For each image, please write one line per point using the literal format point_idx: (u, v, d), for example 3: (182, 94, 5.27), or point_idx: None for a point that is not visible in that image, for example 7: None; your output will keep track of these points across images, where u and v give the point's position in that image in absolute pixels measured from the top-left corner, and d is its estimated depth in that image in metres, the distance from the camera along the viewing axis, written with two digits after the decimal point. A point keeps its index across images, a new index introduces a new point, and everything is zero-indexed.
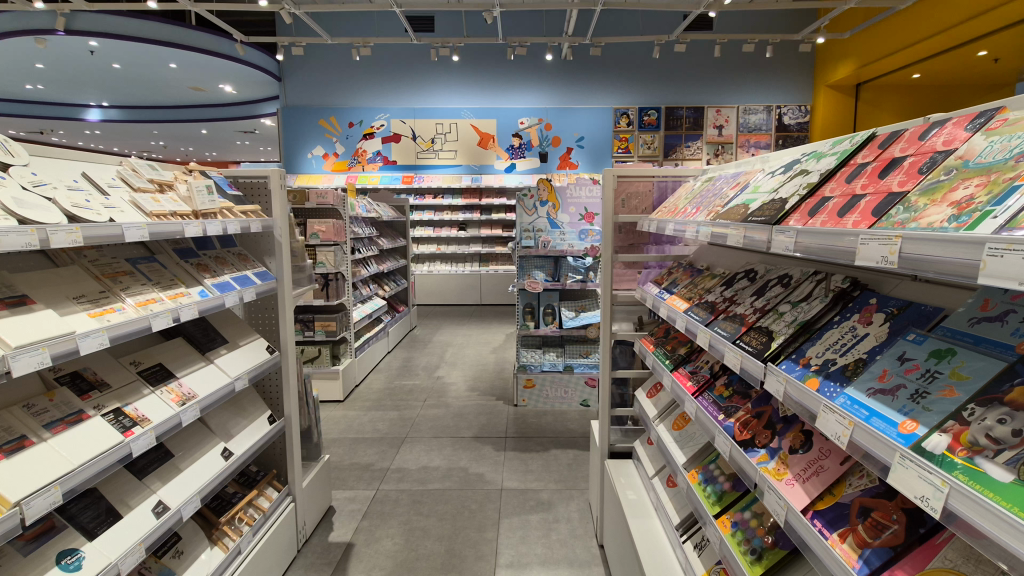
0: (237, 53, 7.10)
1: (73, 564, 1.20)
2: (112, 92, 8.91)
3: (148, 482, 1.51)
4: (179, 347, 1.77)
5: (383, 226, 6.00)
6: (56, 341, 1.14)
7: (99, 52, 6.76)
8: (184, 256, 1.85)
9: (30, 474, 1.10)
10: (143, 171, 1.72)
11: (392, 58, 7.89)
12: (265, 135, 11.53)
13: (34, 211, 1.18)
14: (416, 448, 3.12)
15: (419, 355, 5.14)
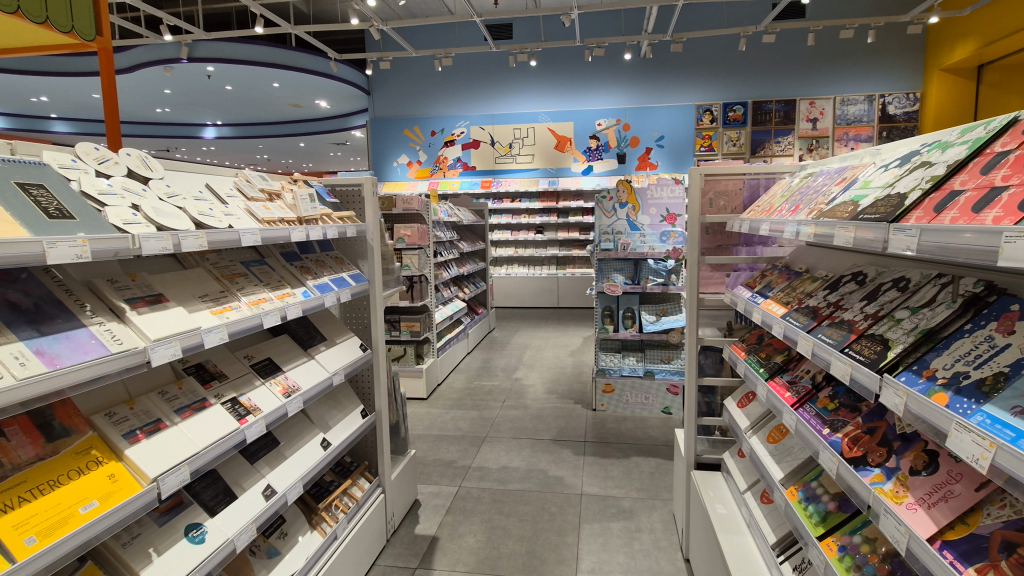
0: (331, 70, 7.59)
1: (198, 537, 1.33)
2: (225, 111, 9.85)
3: (258, 466, 1.65)
4: (285, 344, 1.91)
5: (463, 230, 6.17)
6: (186, 335, 1.27)
7: (215, 76, 7.50)
8: (289, 259, 2.00)
9: (165, 454, 1.23)
10: (255, 182, 1.87)
11: (472, 66, 8.11)
12: (355, 146, 12.24)
13: (169, 219, 1.32)
14: (496, 448, 3.16)
15: (498, 357, 5.22)
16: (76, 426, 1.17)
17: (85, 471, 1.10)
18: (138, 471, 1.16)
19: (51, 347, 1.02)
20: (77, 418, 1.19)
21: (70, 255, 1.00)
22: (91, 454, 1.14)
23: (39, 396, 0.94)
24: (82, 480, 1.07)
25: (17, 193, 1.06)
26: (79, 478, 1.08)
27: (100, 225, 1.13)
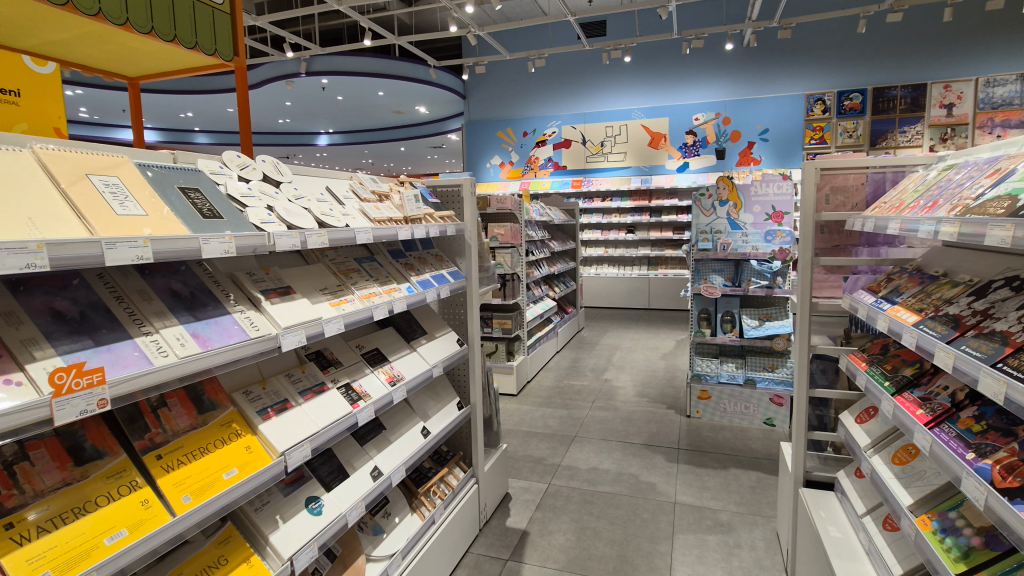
0: (430, 76, 7.92)
1: (317, 509, 1.46)
2: (335, 120, 10.65)
3: (367, 449, 1.77)
4: (391, 336, 2.03)
5: (554, 229, 6.19)
6: (310, 324, 1.39)
7: (328, 87, 8.13)
8: (395, 256, 2.13)
9: (291, 431, 1.36)
10: (367, 184, 2.01)
11: (565, 66, 8.09)
12: (451, 148, 12.71)
13: (298, 219, 1.46)
14: (586, 449, 3.14)
15: (587, 357, 5.19)
16: (221, 401, 1.32)
17: (227, 442, 1.24)
18: (270, 445, 1.29)
19: (204, 330, 1.16)
20: (221, 393, 1.34)
21: (219, 250, 1.14)
22: (232, 427, 1.28)
23: (192, 373, 1.07)
24: (225, 450, 1.21)
25: (178, 194, 1.21)
26: (222, 447, 1.22)
27: (242, 224, 1.26)
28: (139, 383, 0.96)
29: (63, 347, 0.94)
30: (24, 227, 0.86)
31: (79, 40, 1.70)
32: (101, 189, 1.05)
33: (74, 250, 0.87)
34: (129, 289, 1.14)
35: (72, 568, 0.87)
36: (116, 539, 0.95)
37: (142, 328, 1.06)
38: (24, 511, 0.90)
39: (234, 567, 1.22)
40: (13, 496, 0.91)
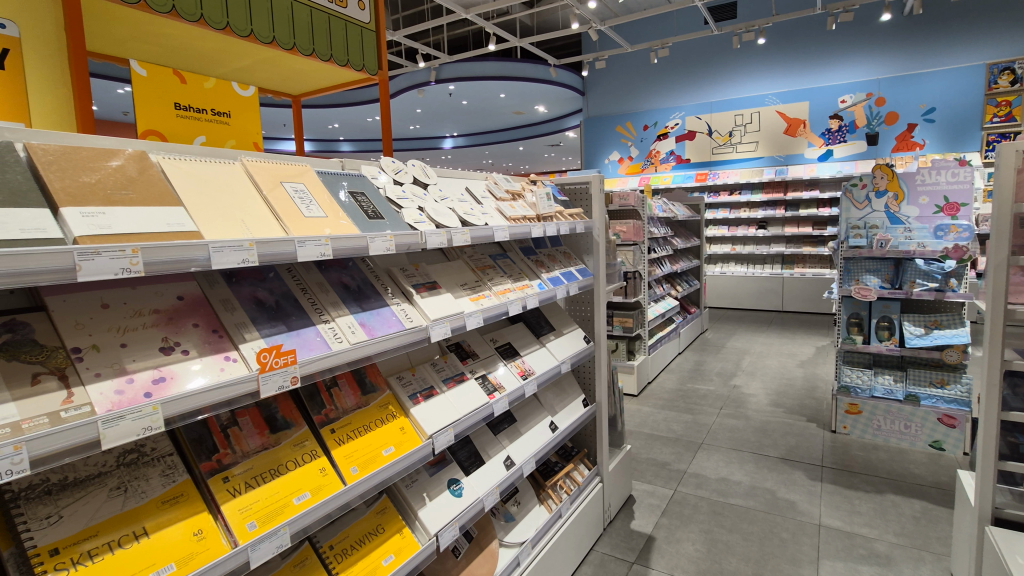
0: (550, 75, 8.00)
1: (458, 490, 1.55)
2: (458, 124, 11.18)
3: (500, 438, 1.85)
4: (522, 331, 2.09)
5: (677, 225, 5.93)
6: (454, 317, 1.48)
7: (455, 93, 8.56)
8: (527, 253, 2.18)
9: (437, 415, 1.47)
10: (502, 184, 2.07)
11: (690, 54, 7.70)
12: (568, 145, 12.72)
13: (445, 218, 1.55)
14: (714, 457, 2.98)
15: (712, 360, 4.90)
16: (379, 385, 1.45)
17: (385, 422, 1.36)
18: (420, 427, 1.41)
19: (369, 320, 1.28)
20: (379, 377, 1.47)
21: (382, 248, 1.24)
22: (388, 409, 1.40)
23: (356, 359, 1.18)
24: (384, 429, 1.34)
25: (348, 197, 1.34)
26: (382, 426, 1.34)
27: (400, 224, 1.37)
28: (320, 365, 1.09)
29: (265, 330, 1.09)
30: (239, 228, 1.01)
31: (260, 65, 2.31)
32: (292, 194, 1.19)
33: (275, 249, 1.01)
34: (311, 281, 1.29)
35: (272, 520, 1.02)
36: (302, 500, 1.09)
37: (322, 316, 1.20)
38: (236, 468, 1.07)
39: (389, 536, 1.34)
40: (227, 454, 1.08)
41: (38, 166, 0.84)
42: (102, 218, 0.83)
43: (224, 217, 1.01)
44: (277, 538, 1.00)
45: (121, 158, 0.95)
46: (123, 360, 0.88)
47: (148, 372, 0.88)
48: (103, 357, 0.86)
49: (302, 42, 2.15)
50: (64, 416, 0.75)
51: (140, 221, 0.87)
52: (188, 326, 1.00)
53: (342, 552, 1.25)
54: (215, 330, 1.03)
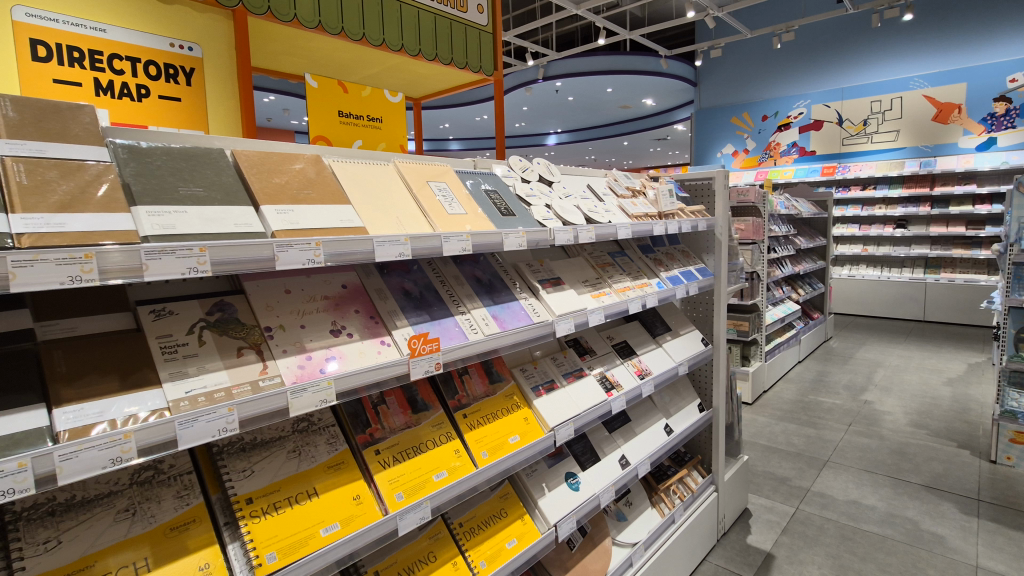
0: (660, 67, 7.77)
1: (575, 485, 1.58)
2: (563, 120, 11.20)
3: (615, 437, 1.84)
4: (639, 330, 2.06)
5: (799, 223, 5.47)
6: (577, 313, 1.49)
7: (561, 89, 8.60)
8: (645, 251, 2.14)
9: (559, 409, 1.50)
10: (622, 180, 2.05)
11: (819, 36, 7.06)
12: (676, 139, 12.22)
13: (571, 215, 1.57)
14: (842, 477, 2.73)
15: (838, 371, 4.48)
16: (505, 375, 1.51)
17: (510, 411, 1.41)
18: (542, 420, 1.45)
19: (500, 313, 1.34)
20: (505, 368, 1.53)
21: (514, 245, 1.29)
22: (513, 399, 1.45)
23: (483, 351, 1.22)
24: (510, 418, 1.40)
25: (484, 195, 1.40)
26: (507, 415, 1.40)
27: (529, 221, 1.42)
28: (459, 354, 1.16)
29: (412, 319, 1.18)
30: (395, 225, 1.10)
31: (391, 70, 2.65)
32: (437, 193, 1.27)
33: (424, 244, 1.09)
34: (448, 274, 1.37)
35: (415, 494, 1.11)
36: (441, 478, 1.17)
37: (459, 308, 1.28)
38: (385, 442, 1.17)
39: (511, 520, 1.40)
40: (378, 429, 1.18)
41: (242, 169, 0.98)
42: (291, 214, 0.95)
43: (382, 214, 1.11)
44: (420, 510, 1.08)
45: (302, 161, 1.08)
46: (303, 339, 1.00)
47: (322, 350, 1.00)
48: (288, 336, 0.99)
49: (426, 48, 2.46)
50: (262, 385, 0.88)
51: (320, 218, 0.98)
52: (351, 312, 1.11)
53: (470, 530, 1.33)
54: (372, 316, 1.13)
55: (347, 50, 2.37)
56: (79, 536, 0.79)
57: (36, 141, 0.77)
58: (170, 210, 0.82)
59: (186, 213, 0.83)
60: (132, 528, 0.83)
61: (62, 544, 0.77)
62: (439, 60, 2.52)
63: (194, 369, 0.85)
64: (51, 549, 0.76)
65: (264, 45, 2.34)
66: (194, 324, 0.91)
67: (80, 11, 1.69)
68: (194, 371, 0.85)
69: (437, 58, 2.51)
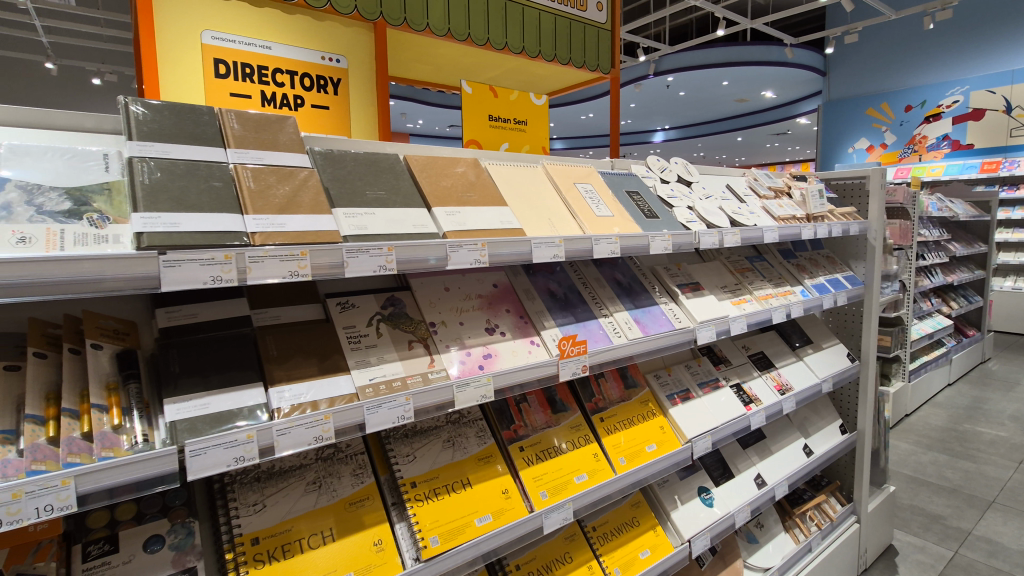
0: (784, 57, 7.21)
1: (709, 500, 1.50)
2: (672, 116, 10.78)
3: (749, 453, 1.73)
4: (776, 341, 1.92)
5: (954, 226, 4.79)
6: (719, 321, 1.42)
7: (672, 84, 8.29)
8: (785, 257, 1.99)
9: (696, 419, 1.44)
10: (763, 180, 1.92)
11: (983, 12, 6.15)
12: (797, 133, 11.27)
13: (715, 217, 1.49)
14: (1014, 523, 2.36)
15: (1002, 399, 3.87)
16: (639, 381, 1.48)
17: (645, 419, 1.38)
18: (679, 430, 1.40)
19: (642, 317, 1.30)
20: (640, 373, 1.50)
21: (660, 248, 1.25)
22: (648, 406, 1.42)
23: (615, 359, 1.17)
24: (646, 425, 1.36)
25: (627, 196, 1.37)
26: (644, 422, 1.37)
27: (674, 223, 1.37)
28: (604, 357, 1.15)
29: (558, 320, 1.18)
30: (548, 226, 1.11)
31: (513, 71, 2.70)
32: (584, 195, 1.26)
33: (577, 246, 1.09)
34: (590, 276, 1.36)
35: (558, 494, 1.12)
36: (581, 480, 1.17)
37: (602, 310, 1.27)
38: (528, 440, 1.19)
39: (643, 530, 1.37)
40: (521, 426, 1.20)
41: (415, 173, 1.04)
42: (459, 216, 0.99)
43: (536, 216, 1.12)
44: (563, 511, 1.09)
45: (463, 165, 1.12)
46: (462, 336, 1.04)
47: (480, 347, 1.04)
48: (450, 332, 1.04)
49: (546, 49, 2.48)
50: (432, 377, 0.93)
51: (484, 219, 1.01)
52: (503, 311, 1.14)
53: (604, 535, 1.31)
54: (522, 316, 1.16)
55: (472, 54, 2.46)
56: (279, 502, 0.88)
57: (255, 150, 0.88)
58: (362, 211, 0.89)
59: (374, 215, 0.89)
60: (319, 500, 0.92)
61: (267, 507, 0.87)
62: (557, 61, 2.52)
63: (375, 359, 0.92)
64: (258, 511, 0.86)
65: (394, 54, 2.50)
66: (372, 317, 0.99)
67: (249, 30, 1.90)
68: (374, 360, 0.92)
69: (556, 58, 2.52)
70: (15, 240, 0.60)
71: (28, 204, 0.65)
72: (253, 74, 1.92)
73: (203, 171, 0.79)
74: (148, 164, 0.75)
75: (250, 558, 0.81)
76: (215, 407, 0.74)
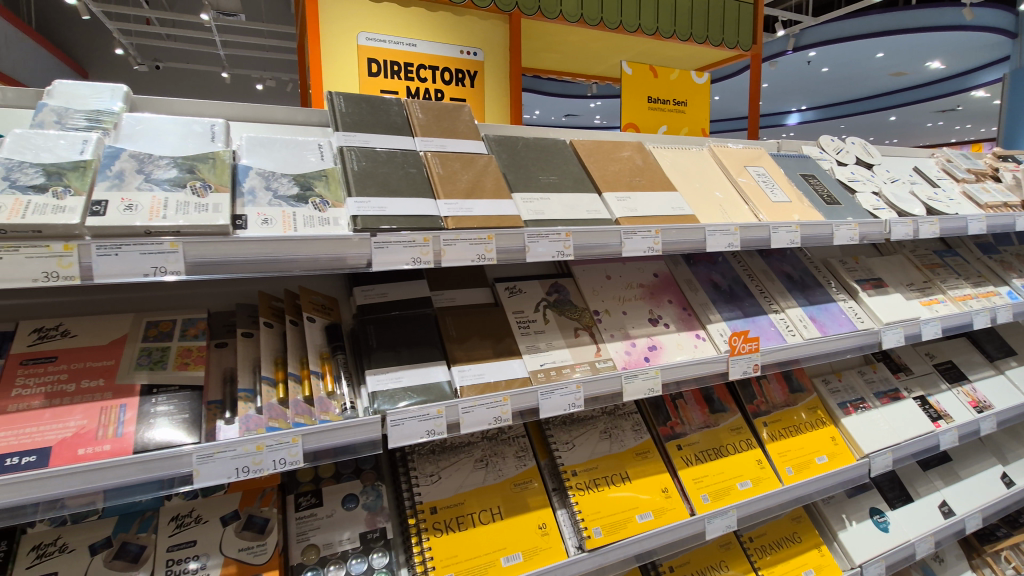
0: (961, 19, 6.16)
1: (883, 524, 1.33)
2: (811, 96, 9.74)
3: (932, 476, 1.51)
4: (968, 349, 1.65)
5: None
6: (909, 323, 1.24)
7: (814, 60, 7.47)
8: (985, 251, 1.70)
9: (874, 433, 1.27)
10: (959, 162, 1.65)
11: None
12: (972, 109, 9.62)
13: (907, 204, 1.30)
14: None
15: None
16: (806, 385, 1.34)
17: (815, 427, 1.25)
18: (854, 443, 1.25)
19: (818, 315, 1.17)
20: (806, 377, 1.36)
21: (845, 238, 1.12)
22: (817, 413, 1.29)
23: (784, 361, 1.07)
24: (815, 434, 1.24)
25: (802, 180, 1.24)
26: (812, 430, 1.24)
27: (859, 211, 1.21)
28: (778, 356, 1.05)
29: (725, 314, 1.10)
30: (720, 212, 1.04)
31: (648, 52, 2.58)
32: (757, 179, 1.16)
33: (753, 234, 1.01)
34: (756, 268, 1.26)
35: (721, 499, 1.05)
36: (745, 487, 1.09)
37: (771, 306, 1.16)
38: (687, 439, 1.12)
39: (807, 548, 1.25)
40: (679, 423, 1.14)
41: (583, 158, 1.02)
42: (630, 201, 0.95)
43: (707, 201, 1.05)
44: (726, 518, 1.03)
45: (629, 149, 1.08)
46: (626, 326, 1.01)
47: (644, 339, 0.99)
48: (613, 321, 1.01)
49: (682, 27, 2.35)
50: (599, 366, 0.91)
51: (655, 205, 0.97)
52: (665, 301, 1.09)
53: (762, 548, 1.22)
54: (684, 308, 1.09)
55: (607, 38, 2.39)
56: (452, 475, 0.92)
57: (439, 138, 0.92)
58: (538, 196, 0.89)
59: (549, 200, 0.89)
60: (487, 478, 0.94)
61: (442, 479, 0.91)
62: (693, 40, 2.38)
63: (544, 345, 0.92)
64: (435, 481, 0.91)
65: (528, 45, 2.52)
66: (539, 303, 0.99)
67: (397, 30, 1.99)
68: (544, 346, 0.92)
69: (692, 37, 2.38)
70: (260, 221, 0.67)
71: (267, 189, 0.72)
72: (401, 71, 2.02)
73: (400, 159, 0.83)
74: (354, 154, 0.81)
75: (430, 526, 0.86)
76: (407, 380, 0.78)
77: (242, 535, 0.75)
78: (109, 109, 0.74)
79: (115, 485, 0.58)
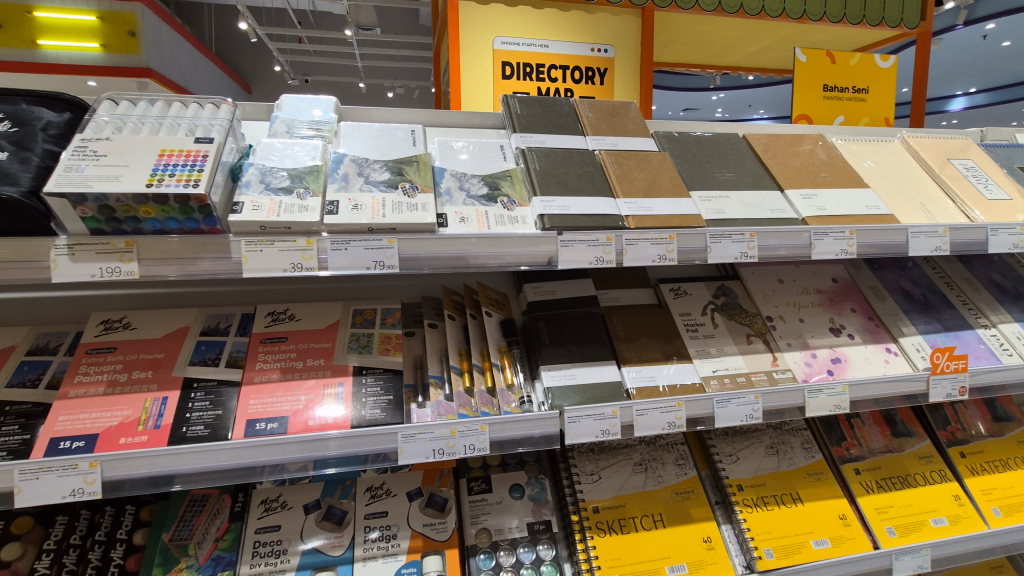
0: None
1: None
2: (986, 76, 8.35)
3: None
4: None
5: None
6: None
7: (993, 34, 6.39)
8: None
9: None
10: None
11: None
12: None
13: None
14: None
15: None
16: (1015, 414, 1.14)
17: None
18: None
19: None
20: (1014, 405, 1.16)
21: None
22: None
23: (996, 385, 0.92)
24: None
25: (1021, 174, 1.06)
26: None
27: None
28: (991, 378, 0.91)
29: (921, 326, 0.97)
30: (922, 211, 0.92)
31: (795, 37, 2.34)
32: (964, 172, 1.01)
33: (967, 236, 0.88)
34: (955, 275, 1.10)
35: (911, 534, 0.92)
36: (941, 525, 0.95)
37: (979, 320, 1.01)
38: (865, 463, 1.01)
39: None
40: (855, 445, 1.03)
41: (760, 153, 0.96)
42: (817, 199, 0.87)
43: (905, 199, 0.94)
44: (918, 557, 0.91)
45: (810, 142, 1.00)
46: (804, 334, 0.93)
47: (826, 350, 0.91)
48: (789, 328, 0.94)
49: (833, 9, 2.03)
50: (778, 377, 0.84)
51: (846, 203, 0.88)
52: (848, 310, 0.99)
53: None
54: (871, 318, 0.99)
55: (753, 27, 2.23)
56: (611, 476, 0.91)
57: (610, 136, 0.91)
58: (716, 194, 0.85)
59: (729, 198, 0.84)
60: (647, 483, 0.92)
61: (601, 479, 0.91)
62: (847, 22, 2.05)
63: (716, 350, 0.88)
64: (595, 481, 0.90)
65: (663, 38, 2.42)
66: (706, 305, 0.95)
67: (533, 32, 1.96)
68: (715, 351, 0.87)
69: (844, 19, 2.05)
70: (458, 220, 0.71)
71: (461, 190, 0.76)
72: (533, 72, 1.98)
73: (576, 158, 0.84)
74: (535, 154, 0.83)
75: (593, 525, 0.85)
76: (580, 378, 0.79)
77: (426, 511, 0.80)
78: (327, 118, 0.83)
79: (325, 456, 0.65)
